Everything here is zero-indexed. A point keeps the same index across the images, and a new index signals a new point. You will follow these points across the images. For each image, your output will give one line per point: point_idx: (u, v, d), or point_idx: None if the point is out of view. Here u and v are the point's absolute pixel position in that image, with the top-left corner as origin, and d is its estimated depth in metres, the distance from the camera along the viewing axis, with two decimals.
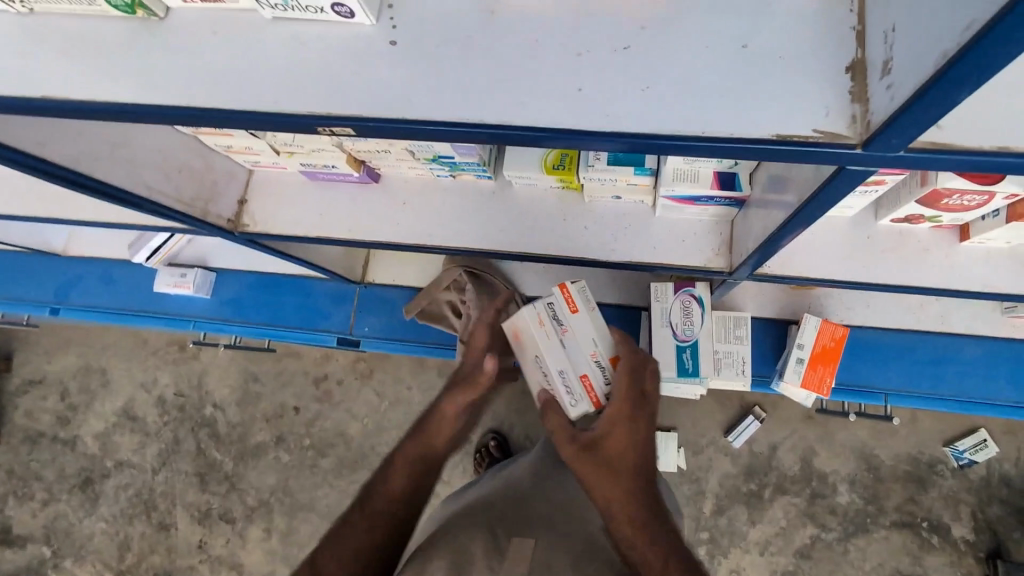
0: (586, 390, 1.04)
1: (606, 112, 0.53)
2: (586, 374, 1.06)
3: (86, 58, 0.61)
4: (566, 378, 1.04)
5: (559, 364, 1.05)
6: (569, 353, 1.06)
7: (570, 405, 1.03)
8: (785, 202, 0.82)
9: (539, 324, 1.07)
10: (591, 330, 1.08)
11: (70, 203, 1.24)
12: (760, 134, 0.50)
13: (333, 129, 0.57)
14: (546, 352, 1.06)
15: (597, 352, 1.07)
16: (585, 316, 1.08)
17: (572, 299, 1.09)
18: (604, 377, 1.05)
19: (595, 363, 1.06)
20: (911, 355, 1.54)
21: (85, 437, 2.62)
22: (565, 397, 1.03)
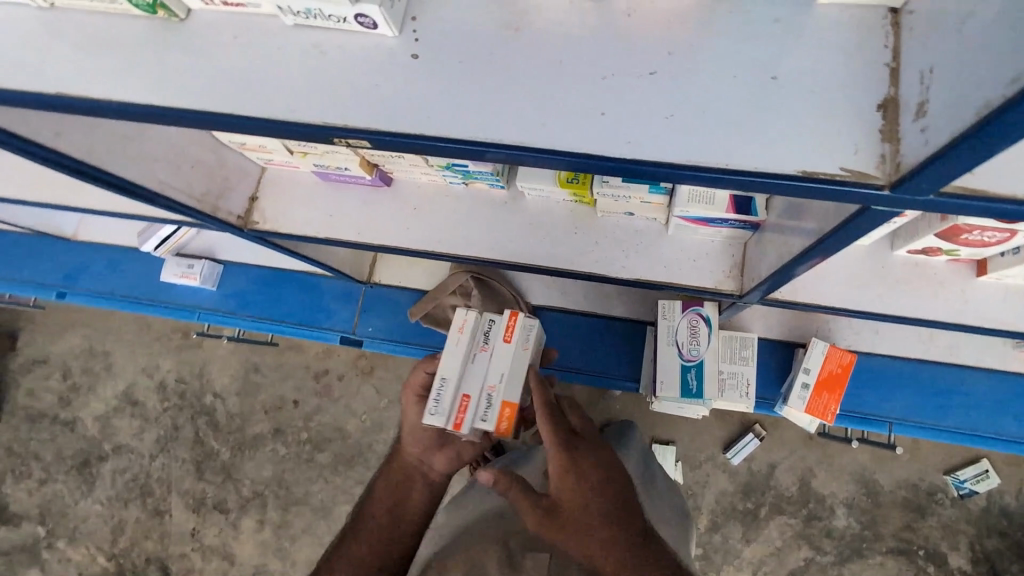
0: (456, 406, 1.03)
1: (626, 138, 0.52)
2: (467, 395, 1.04)
3: (106, 53, 0.61)
4: (444, 383, 1.05)
5: (452, 370, 1.06)
6: (473, 368, 1.07)
7: (432, 409, 1.03)
8: (804, 229, 0.79)
9: (462, 327, 1.09)
10: (504, 364, 1.05)
11: (82, 191, 1.24)
12: (785, 170, 0.49)
13: (349, 140, 0.57)
14: (452, 349, 1.07)
15: (494, 388, 1.04)
16: (512, 349, 1.07)
17: (513, 330, 1.08)
18: (481, 408, 1.03)
19: (485, 392, 1.04)
20: (918, 385, 1.52)
21: (85, 419, 2.63)
22: (434, 398, 1.04)
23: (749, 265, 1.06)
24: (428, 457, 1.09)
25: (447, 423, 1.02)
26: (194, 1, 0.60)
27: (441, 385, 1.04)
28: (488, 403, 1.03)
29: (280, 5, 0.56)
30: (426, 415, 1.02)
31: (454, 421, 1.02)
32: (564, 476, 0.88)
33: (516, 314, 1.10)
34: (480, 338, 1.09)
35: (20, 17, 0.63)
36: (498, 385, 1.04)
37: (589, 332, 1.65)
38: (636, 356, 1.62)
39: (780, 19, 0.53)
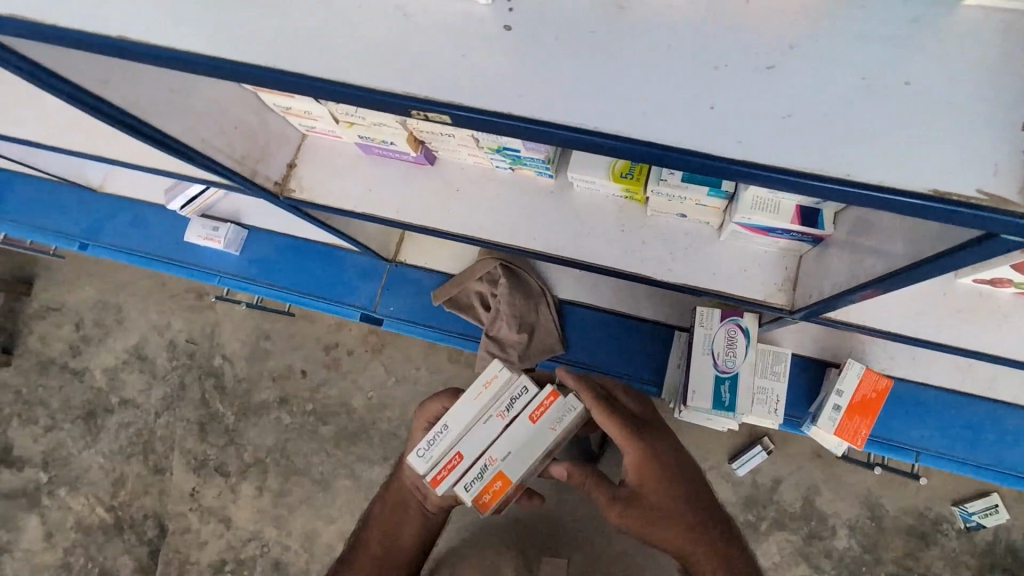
0: (446, 462, 1.14)
1: (736, 137, 0.49)
2: (461, 455, 1.14)
3: None
4: (445, 433, 1.15)
5: (459, 423, 1.15)
6: (482, 430, 1.14)
7: (424, 449, 1.15)
8: (886, 252, 0.72)
9: (490, 383, 1.15)
10: (511, 441, 1.13)
11: (118, 143, 1.21)
12: (914, 187, 0.46)
13: (429, 114, 0.54)
14: (470, 399, 1.15)
15: (491, 460, 1.13)
16: (527, 429, 1.13)
17: (538, 411, 1.13)
18: (470, 475, 1.13)
19: (482, 462, 1.13)
20: (948, 415, 1.46)
21: (94, 370, 2.63)
22: (431, 440, 1.15)
23: (804, 280, 1.01)
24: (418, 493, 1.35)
25: (430, 472, 1.14)
26: None
27: (442, 433, 1.15)
28: (475, 470, 1.13)
29: None
30: (414, 455, 1.15)
31: (436, 475, 1.14)
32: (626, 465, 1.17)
33: (555, 396, 1.13)
34: (501, 402, 1.15)
35: None
36: (496, 459, 1.13)
37: (615, 331, 1.61)
38: (660, 360, 1.58)
39: (917, 19, 0.50)
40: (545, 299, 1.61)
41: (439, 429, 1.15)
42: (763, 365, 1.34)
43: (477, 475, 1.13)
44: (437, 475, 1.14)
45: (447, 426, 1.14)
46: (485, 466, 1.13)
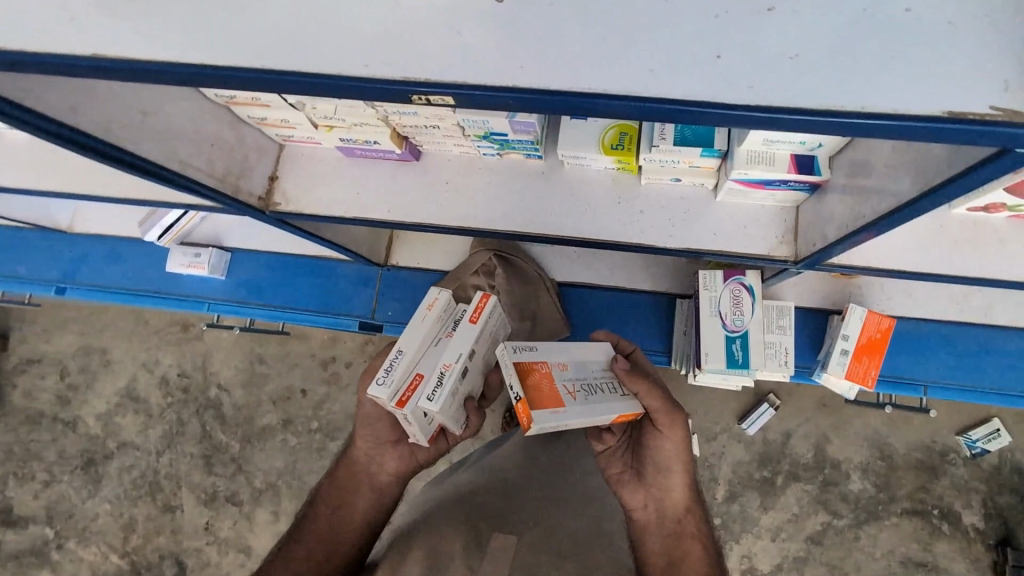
0: (406, 382, 0.97)
1: (748, 83, 0.49)
2: (420, 373, 0.99)
3: (135, 14, 0.55)
4: (401, 357, 0.99)
5: (411, 344, 1.01)
6: (434, 351, 1.02)
7: (379, 383, 0.96)
8: (894, 189, 0.74)
9: (433, 306, 1.06)
10: (462, 344, 1.00)
11: (86, 177, 1.16)
12: (927, 111, 0.46)
13: (431, 97, 0.53)
14: (416, 324, 1.03)
15: (448, 365, 0.97)
16: (473, 330, 1.02)
17: (479, 312, 1.05)
18: (432, 385, 0.95)
19: (442, 371, 0.97)
20: (949, 347, 1.47)
21: (87, 417, 2.56)
22: (384, 372, 0.97)
23: (805, 230, 1.01)
24: (378, 454, 1.05)
25: (392, 402, 0.95)
26: None
27: (398, 358, 0.99)
28: (440, 375, 0.96)
29: None
30: (372, 389, 0.95)
31: (399, 398, 0.95)
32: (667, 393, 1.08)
33: (489, 296, 1.07)
34: (448, 325, 1.06)
35: None
36: (453, 362, 0.98)
37: (616, 307, 1.59)
38: (665, 329, 1.57)
39: None
40: (544, 285, 1.59)
41: (391, 354, 0.99)
42: (769, 321, 1.34)
43: (444, 377, 0.95)
44: (400, 397, 0.95)
45: (398, 350, 1.00)
46: (444, 370, 0.97)
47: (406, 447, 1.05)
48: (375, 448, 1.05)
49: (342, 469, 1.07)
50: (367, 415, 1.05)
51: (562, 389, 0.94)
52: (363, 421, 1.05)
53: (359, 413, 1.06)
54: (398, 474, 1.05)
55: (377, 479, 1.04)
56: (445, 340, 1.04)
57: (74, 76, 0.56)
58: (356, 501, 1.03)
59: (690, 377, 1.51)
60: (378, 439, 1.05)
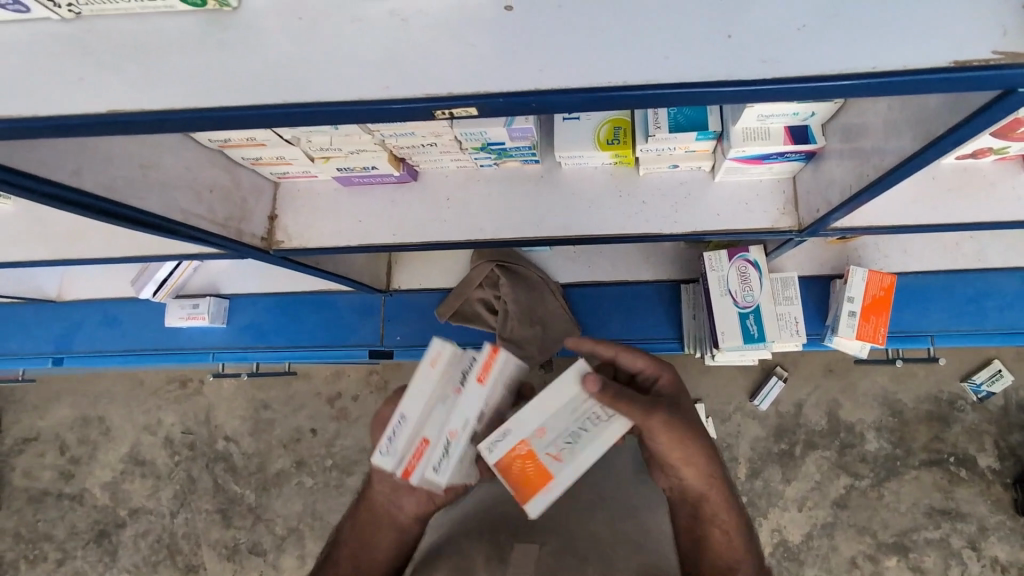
0: (410, 450, 0.81)
1: (760, 57, 0.50)
2: (425, 439, 0.82)
3: (133, 71, 0.55)
4: (402, 421, 0.82)
5: (413, 405, 0.82)
6: (439, 409, 0.83)
7: (379, 453, 0.81)
8: (895, 146, 0.76)
9: (436, 360, 0.83)
10: (472, 405, 0.82)
11: (78, 240, 1.14)
12: (935, 63, 0.48)
13: (453, 111, 0.53)
14: (415, 381, 0.83)
15: (456, 433, 0.80)
16: (483, 392, 0.82)
17: (489, 366, 0.82)
18: (438, 456, 0.81)
19: (447, 439, 0.81)
20: (947, 296, 1.50)
21: (93, 489, 2.49)
22: (382, 441, 0.81)
23: (806, 198, 1.03)
24: (397, 497, 0.94)
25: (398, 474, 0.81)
26: None
27: (400, 423, 0.82)
28: (449, 446, 0.80)
29: None
30: (373, 458, 0.81)
31: (404, 468, 0.81)
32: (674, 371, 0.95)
33: (499, 350, 0.82)
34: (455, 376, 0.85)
35: (43, 33, 0.56)
36: (461, 430, 0.81)
37: (622, 301, 1.60)
38: (674, 315, 1.58)
39: None
40: (550, 288, 1.59)
41: (392, 418, 0.82)
42: (776, 293, 1.36)
43: (452, 449, 0.80)
44: (405, 469, 0.81)
45: (400, 413, 0.82)
46: (450, 439, 0.81)
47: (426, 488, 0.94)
48: (393, 492, 0.94)
49: (363, 508, 0.99)
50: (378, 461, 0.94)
51: (547, 459, 0.82)
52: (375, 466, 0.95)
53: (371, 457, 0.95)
54: (419, 513, 0.95)
55: (398, 520, 0.95)
56: (452, 399, 0.85)
57: (74, 136, 0.56)
58: (379, 543, 0.96)
59: (706, 359, 1.53)
60: (394, 483, 0.94)
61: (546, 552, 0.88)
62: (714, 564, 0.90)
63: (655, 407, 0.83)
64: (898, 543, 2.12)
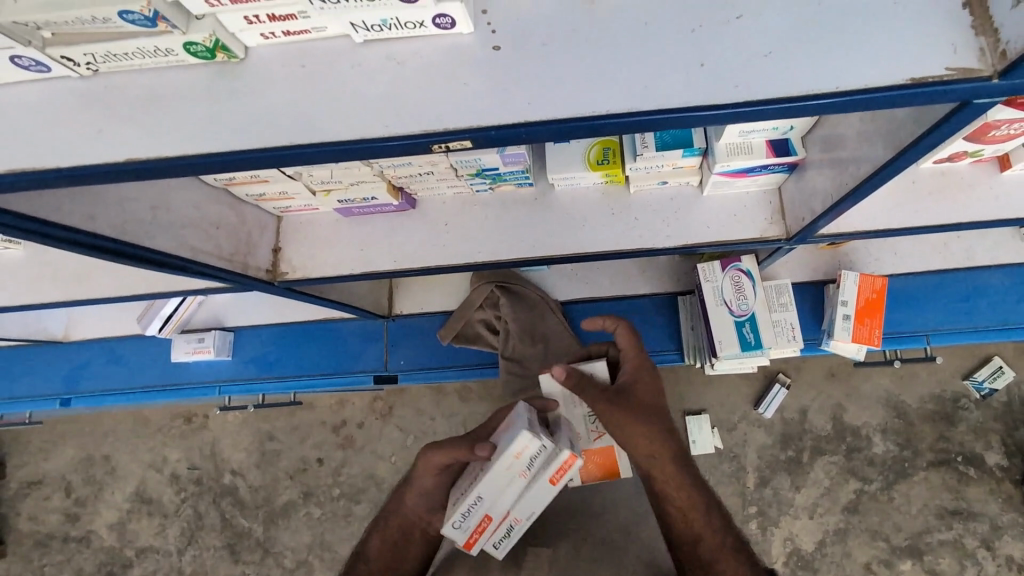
0: (477, 527, 0.89)
1: (733, 83, 0.54)
2: (491, 518, 0.90)
3: (148, 121, 0.59)
4: (477, 504, 0.88)
5: (490, 492, 0.88)
6: (508, 495, 0.89)
7: (451, 526, 0.88)
8: (870, 154, 0.80)
9: (519, 452, 0.86)
10: (538, 501, 0.90)
11: (86, 282, 1.17)
12: (893, 81, 0.52)
13: (448, 144, 0.57)
14: (498, 473, 0.86)
15: (519, 520, 0.91)
16: (550, 492, 0.90)
17: (563, 471, 0.89)
18: (499, 535, 0.92)
19: (509, 523, 0.91)
20: (940, 295, 1.53)
21: (100, 530, 2.48)
22: (456, 518, 0.88)
23: (791, 207, 1.07)
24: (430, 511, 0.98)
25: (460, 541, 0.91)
26: (252, 38, 0.59)
27: (474, 505, 0.88)
28: (510, 528, 0.91)
29: (354, 22, 0.56)
30: (444, 529, 0.88)
31: (467, 541, 0.91)
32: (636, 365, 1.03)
33: (578, 457, 0.88)
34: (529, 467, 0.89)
35: (62, 91, 0.60)
36: (524, 518, 0.91)
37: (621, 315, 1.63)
38: (673, 327, 1.61)
39: None
40: (549, 306, 1.62)
41: (468, 501, 0.87)
42: (771, 300, 1.39)
43: (513, 531, 0.92)
44: (467, 540, 0.90)
45: (478, 497, 0.87)
46: (511, 523, 0.91)
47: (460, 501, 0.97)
48: (428, 511, 0.98)
49: (393, 523, 1.00)
50: (424, 485, 0.96)
51: None
52: (417, 488, 0.97)
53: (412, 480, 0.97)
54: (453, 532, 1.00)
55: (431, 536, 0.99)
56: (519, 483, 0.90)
57: (92, 185, 0.59)
58: (407, 556, 0.97)
59: (705, 368, 1.54)
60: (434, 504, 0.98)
61: (557, 556, 0.93)
62: (678, 540, 0.91)
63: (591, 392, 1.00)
64: (911, 546, 2.12)
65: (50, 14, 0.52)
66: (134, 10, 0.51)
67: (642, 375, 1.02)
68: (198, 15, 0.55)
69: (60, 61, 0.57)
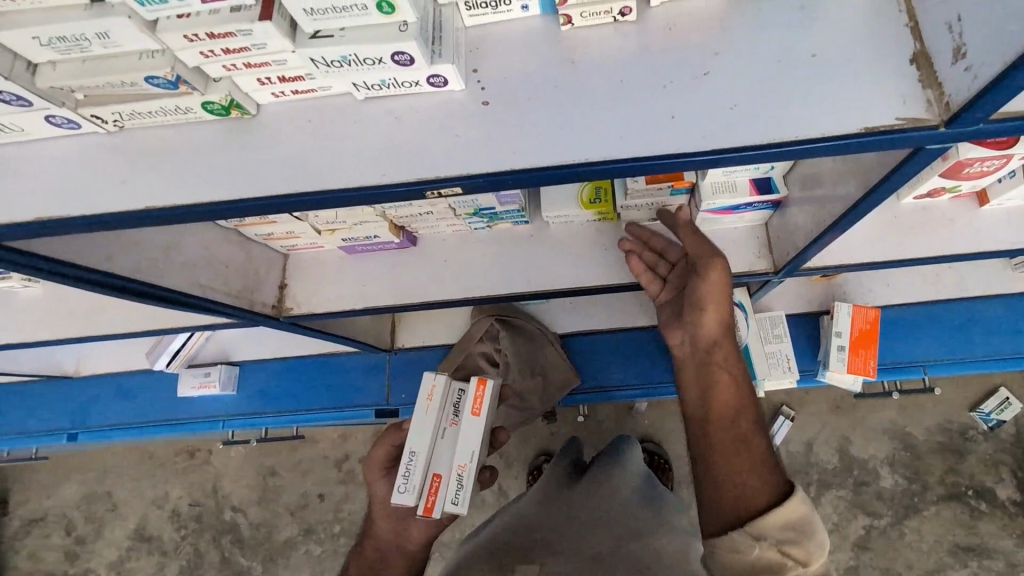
0: (426, 486, 0.98)
1: (701, 132, 0.58)
2: (438, 474, 0.99)
3: (166, 172, 0.64)
4: (415, 459, 0.98)
5: (421, 443, 0.99)
6: (443, 446, 1.02)
7: (399, 492, 0.96)
8: (843, 193, 0.84)
9: (432, 395, 1.04)
10: (470, 439, 1.00)
11: (100, 318, 1.22)
12: (848, 129, 0.56)
13: (441, 191, 0.61)
14: (420, 421, 1.01)
15: (463, 465, 0.98)
16: (476, 425, 1.01)
17: (480, 400, 1.03)
18: (453, 488, 0.97)
19: (457, 470, 0.98)
20: (936, 325, 1.55)
21: (99, 568, 2.46)
22: (400, 482, 0.96)
23: (777, 242, 1.10)
24: (402, 529, 1.02)
25: (421, 511, 0.96)
26: (264, 96, 0.64)
27: (413, 461, 0.98)
28: (460, 479, 0.98)
29: (356, 82, 0.61)
30: (395, 499, 0.95)
31: (425, 506, 0.97)
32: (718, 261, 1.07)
33: (484, 383, 1.04)
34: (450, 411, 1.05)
35: (90, 146, 0.66)
36: (468, 462, 0.99)
37: (621, 347, 1.66)
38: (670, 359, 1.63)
39: (804, 4, 0.62)
40: (549, 338, 1.63)
41: (405, 457, 0.98)
42: (765, 332, 1.42)
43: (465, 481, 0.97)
44: (425, 506, 0.97)
45: (412, 451, 0.99)
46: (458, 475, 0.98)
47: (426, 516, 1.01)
48: (399, 526, 1.02)
49: (371, 548, 1.05)
50: (382, 497, 1.03)
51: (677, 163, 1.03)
52: (380, 504, 1.03)
53: (373, 497, 1.05)
54: (426, 541, 1.03)
55: (406, 550, 1.03)
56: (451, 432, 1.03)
57: (114, 232, 0.64)
58: None
59: None
60: (398, 515, 1.01)
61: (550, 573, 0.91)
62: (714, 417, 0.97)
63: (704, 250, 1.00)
64: None
65: (84, 80, 0.57)
66: (159, 75, 0.57)
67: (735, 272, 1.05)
68: (215, 78, 0.60)
69: (90, 119, 0.63)
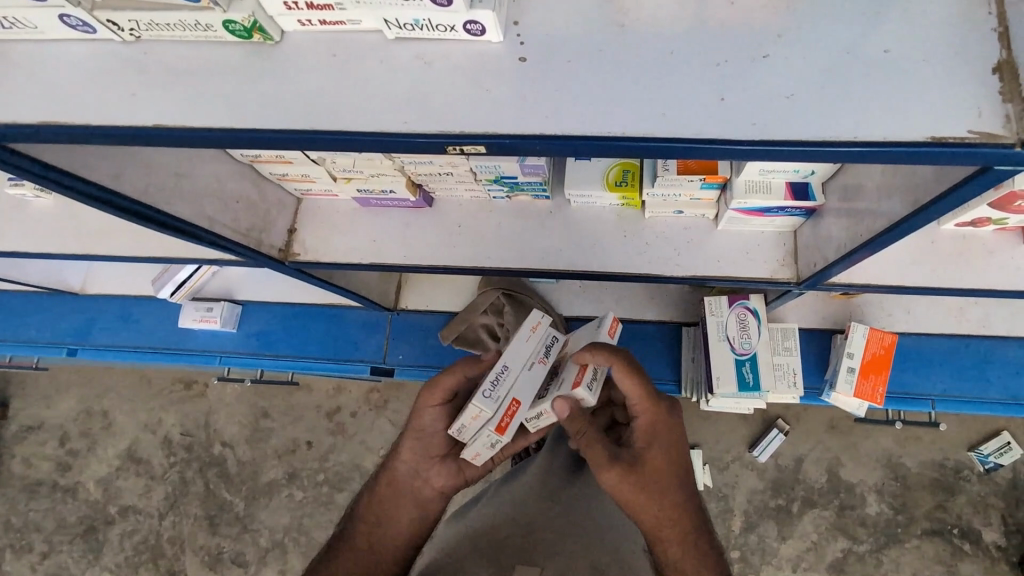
0: (506, 405, 0.94)
1: (751, 120, 0.54)
2: (518, 400, 0.96)
3: (179, 90, 0.61)
4: (506, 372, 0.97)
5: (515, 360, 0.99)
6: (529, 377, 1.00)
7: (484, 395, 0.93)
8: (886, 209, 0.80)
9: (535, 328, 1.05)
10: None
11: (107, 239, 1.20)
12: (914, 137, 0.52)
13: (464, 148, 0.57)
14: (517, 341, 1.01)
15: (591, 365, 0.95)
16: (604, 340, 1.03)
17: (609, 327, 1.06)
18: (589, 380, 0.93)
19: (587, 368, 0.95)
20: (953, 361, 1.49)
21: (87, 483, 2.51)
22: (487, 387, 0.94)
23: (805, 252, 1.06)
24: (424, 469, 1.00)
25: (495, 424, 0.92)
26: (290, 22, 0.61)
27: (504, 372, 0.97)
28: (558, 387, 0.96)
29: (388, 19, 0.58)
30: (476, 399, 0.92)
31: (499, 423, 0.93)
32: (651, 415, 0.92)
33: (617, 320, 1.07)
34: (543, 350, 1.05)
35: (105, 52, 0.63)
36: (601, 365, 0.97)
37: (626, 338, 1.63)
38: (674, 357, 1.59)
39: None
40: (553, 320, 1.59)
41: (498, 367, 0.96)
42: (775, 343, 1.38)
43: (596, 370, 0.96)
44: (500, 422, 0.93)
45: (506, 365, 0.98)
46: (583, 371, 0.94)
47: (453, 464, 1.01)
48: (420, 467, 1.00)
49: (384, 482, 1.02)
50: (425, 426, 1.00)
51: None
52: (417, 432, 1.01)
53: (414, 418, 1.01)
54: (443, 491, 1.01)
55: (421, 497, 1.00)
56: (540, 366, 1.03)
57: (117, 144, 0.61)
58: (398, 521, 0.99)
59: (701, 403, 1.53)
60: (426, 453, 1.01)
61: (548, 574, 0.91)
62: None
63: (602, 459, 0.89)
64: None
65: None
66: None
67: (659, 437, 0.92)
68: None
69: (105, 24, 0.60)
